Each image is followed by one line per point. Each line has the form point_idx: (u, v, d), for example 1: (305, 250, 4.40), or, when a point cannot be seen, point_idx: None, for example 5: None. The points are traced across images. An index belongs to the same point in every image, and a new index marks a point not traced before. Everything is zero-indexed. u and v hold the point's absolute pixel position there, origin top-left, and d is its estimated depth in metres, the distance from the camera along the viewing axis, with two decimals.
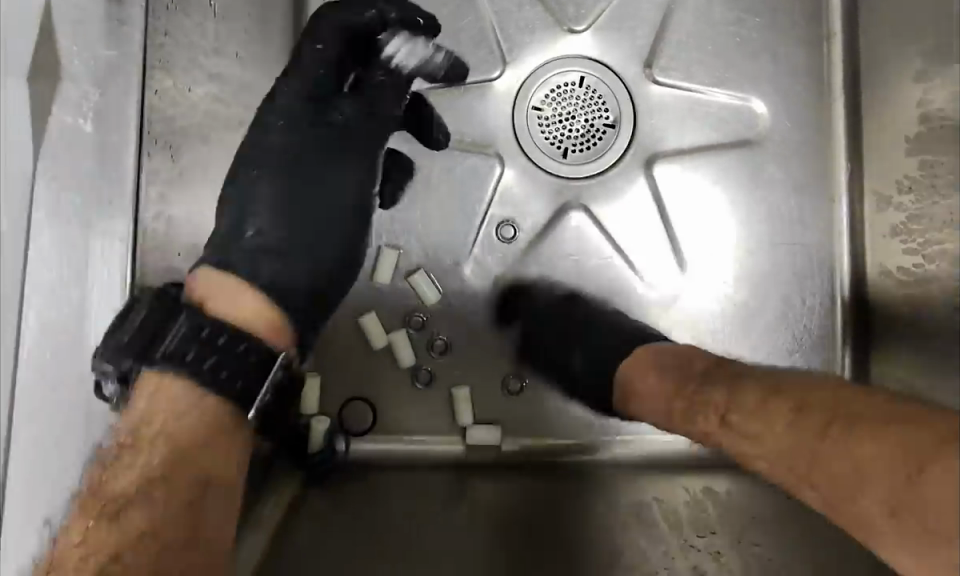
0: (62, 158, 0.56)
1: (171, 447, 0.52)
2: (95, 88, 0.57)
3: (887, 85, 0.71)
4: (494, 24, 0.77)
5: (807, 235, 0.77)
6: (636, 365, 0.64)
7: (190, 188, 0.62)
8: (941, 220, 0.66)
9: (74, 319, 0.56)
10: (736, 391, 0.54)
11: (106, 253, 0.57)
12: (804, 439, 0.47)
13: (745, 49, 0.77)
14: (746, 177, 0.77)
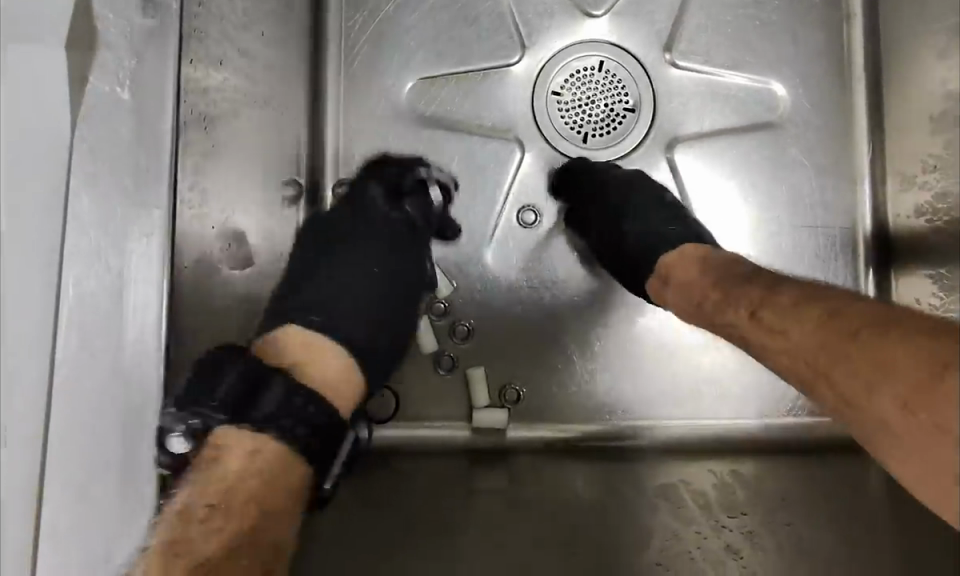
0: (96, 125, 0.48)
1: (237, 489, 0.47)
2: (132, 55, 0.50)
3: (912, 66, 0.70)
4: (512, 9, 0.76)
5: (829, 218, 0.76)
6: (681, 262, 0.62)
7: (222, 163, 0.63)
8: None
9: (112, 304, 0.48)
10: (775, 294, 0.53)
11: (145, 249, 0.49)
12: (831, 337, 0.46)
13: (766, 32, 0.76)
14: (768, 159, 0.76)
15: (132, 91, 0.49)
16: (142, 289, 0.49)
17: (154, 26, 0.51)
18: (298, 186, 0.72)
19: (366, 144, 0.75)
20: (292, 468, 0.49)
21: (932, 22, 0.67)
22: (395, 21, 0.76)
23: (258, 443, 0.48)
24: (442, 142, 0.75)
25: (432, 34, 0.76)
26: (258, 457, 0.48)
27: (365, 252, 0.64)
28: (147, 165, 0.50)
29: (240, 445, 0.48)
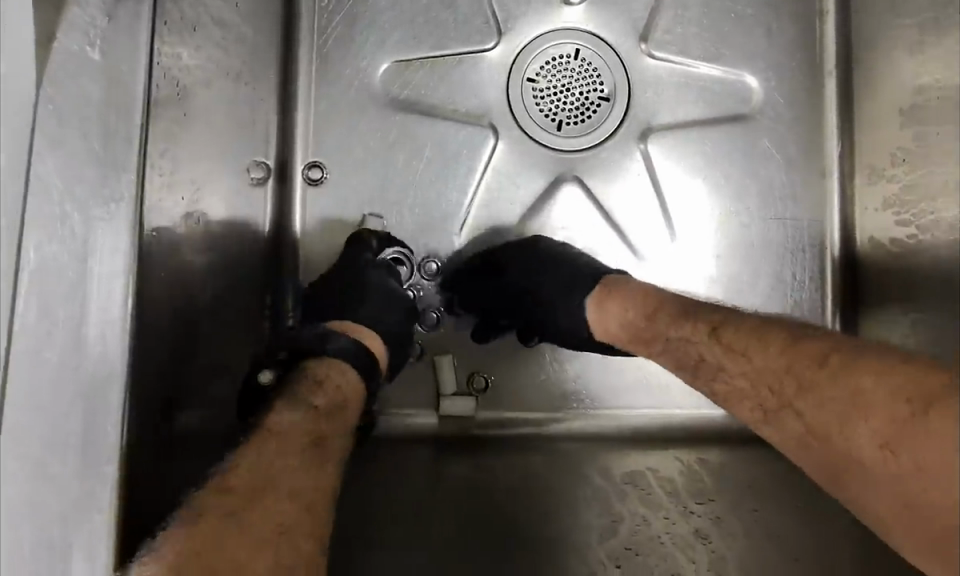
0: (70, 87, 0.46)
1: (336, 404, 0.59)
2: (104, 15, 0.47)
3: (884, 60, 0.71)
4: None
5: (798, 210, 0.77)
6: (629, 287, 0.66)
7: (195, 131, 0.61)
8: (937, 190, 0.65)
9: (76, 270, 0.45)
10: (734, 316, 0.57)
11: (111, 221, 0.46)
12: (799, 364, 0.49)
13: (742, 26, 0.77)
14: (742, 152, 0.76)
15: (103, 51, 0.47)
16: (108, 260, 0.46)
17: None
18: (268, 169, 0.72)
19: (337, 126, 0.74)
20: (356, 398, 0.61)
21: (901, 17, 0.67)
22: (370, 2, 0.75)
23: (355, 384, 0.61)
24: (417, 128, 0.74)
25: (408, 17, 0.75)
26: (354, 394, 0.61)
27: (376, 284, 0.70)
28: (117, 128, 0.47)
29: (345, 376, 0.61)
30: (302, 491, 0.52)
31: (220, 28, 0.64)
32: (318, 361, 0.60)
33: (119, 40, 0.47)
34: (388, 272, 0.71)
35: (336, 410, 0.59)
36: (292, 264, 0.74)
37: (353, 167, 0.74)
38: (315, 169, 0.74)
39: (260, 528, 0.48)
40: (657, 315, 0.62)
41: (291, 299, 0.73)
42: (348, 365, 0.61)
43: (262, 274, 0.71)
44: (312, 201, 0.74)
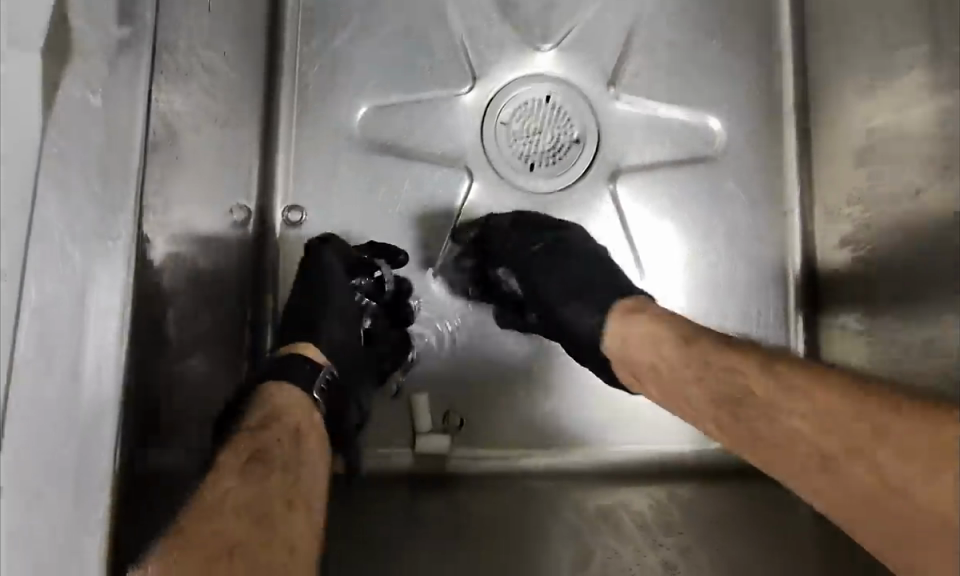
0: (74, 133, 0.47)
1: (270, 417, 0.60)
2: (104, 62, 0.49)
3: (840, 104, 0.75)
4: (464, 41, 0.79)
5: (762, 249, 0.80)
6: (645, 305, 0.64)
7: (183, 172, 0.63)
8: (890, 228, 0.68)
9: (73, 308, 0.46)
10: (753, 347, 0.56)
11: (106, 259, 0.48)
12: (836, 397, 0.49)
13: (705, 72, 0.81)
14: (706, 192, 0.80)
15: (104, 97, 0.48)
16: (107, 296, 0.47)
17: (129, 36, 0.50)
18: (250, 211, 0.73)
19: (318, 168, 0.76)
20: (302, 411, 0.62)
21: (856, 63, 0.71)
22: (350, 49, 0.78)
23: (301, 403, 0.62)
24: (395, 170, 0.77)
25: (386, 63, 0.78)
26: (307, 410, 0.62)
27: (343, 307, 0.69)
28: (117, 171, 0.48)
29: (291, 394, 0.62)
30: (247, 504, 0.55)
31: (209, 75, 0.66)
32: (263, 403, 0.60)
33: (119, 89, 0.49)
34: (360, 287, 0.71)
35: (281, 427, 0.60)
36: (271, 304, 0.76)
37: (331, 208, 0.76)
38: (294, 211, 0.76)
39: (208, 548, 0.51)
40: (658, 368, 0.60)
41: (269, 339, 0.75)
42: (292, 384, 0.62)
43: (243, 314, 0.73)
44: (290, 242, 0.76)
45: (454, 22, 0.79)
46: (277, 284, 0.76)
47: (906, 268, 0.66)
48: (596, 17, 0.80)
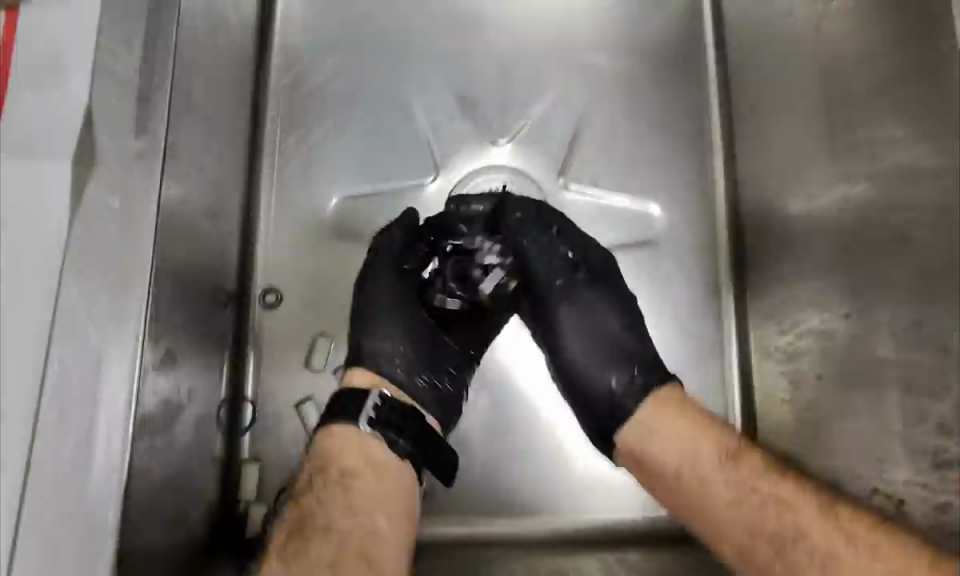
0: (92, 229, 0.50)
1: (318, 471, 0.66)
2: (120, 168, 0.52)
3: (764, 194, 0.83)
4: (428, 136, 0.87)
5: (703, 326, 0.86)
6: (682, 406, 0.67)
7: (199, 258, 0.65)
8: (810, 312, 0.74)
9: (86, 386, 0.48)
10: (768, 463, 0.63)
11: (117, 343, 0.49)
12: (846, 536, 0.57)
13: (645, 161, 0.89)
14: (649, 272, 0.87)
15: (122, 198, 0.51)
16: (120, 372, 0.49)
17: (146, 147, 0.53)
18: (230, 296, 0.80)
19: (293, 252, 0.83)
20: (345, 447, 0.67)
21: (771, 150, 0.81)
22: (325, 144, 0.86)
23: (347, 437, 0.67)
24: (364, 253, 0.83)
25: (358, 155, 0.86)
26: (362, 448, 0.67)
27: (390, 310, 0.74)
28: (130, 261, 0.51)
29: (344, 437, 0.67)
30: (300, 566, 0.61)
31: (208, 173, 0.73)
32: (321, 441, 0.68)
33: (135, 184, 0.52)
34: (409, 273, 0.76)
35: (326, 474, 0.66)
36: (248, 382, 0.80)
37: (306, 289, 0.82)
38: (270, 294, 0.82)
39: None
40: (681, 474, 0.65)
41: (247, 416, 0.79)
42: (344, 425, 0.67)
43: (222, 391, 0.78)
44: (266, 322, 0.82)
45: (419, 119, 0.88)
46: (255, 361, 0.80)
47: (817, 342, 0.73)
48: (545, 114, 0.90)
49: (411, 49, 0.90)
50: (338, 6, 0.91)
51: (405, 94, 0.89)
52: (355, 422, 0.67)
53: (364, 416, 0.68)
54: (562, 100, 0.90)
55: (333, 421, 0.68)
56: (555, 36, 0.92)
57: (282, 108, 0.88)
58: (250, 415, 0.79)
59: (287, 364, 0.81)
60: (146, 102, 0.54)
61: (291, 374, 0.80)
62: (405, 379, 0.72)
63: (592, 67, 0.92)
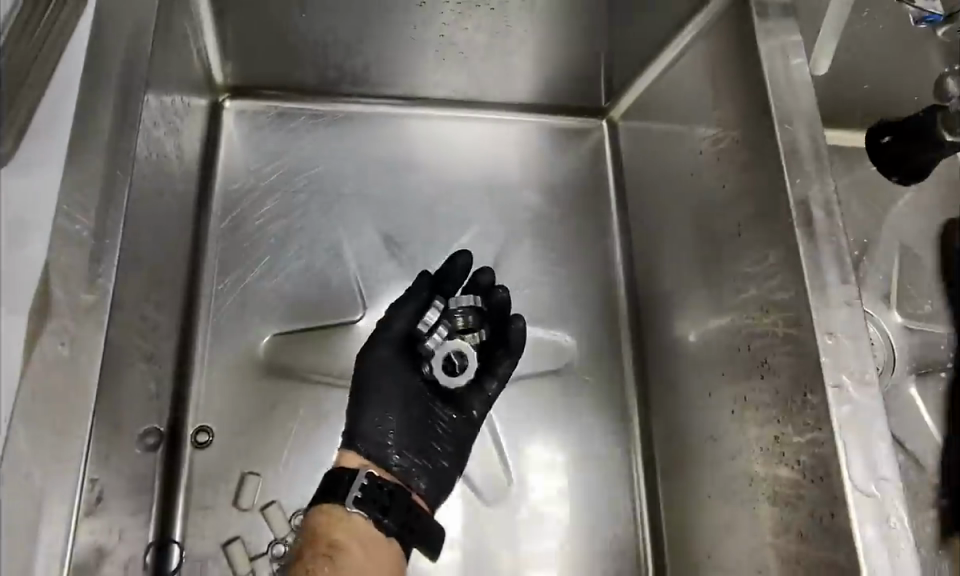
0: (42, 377, 0.54)
1: (315, 539, 0.72)
2: (71, 320, 0.56)
3: (659, 323, 0.92)
4: (357, 275, 0.95)
5: (609, 449, 0.93)
6: None
7: (135, 400, 0.69)
8: (699, 430, 0.82)
9: (28, 527, 0.51)
10: None
11: (57, 485, 0.52)
12: None
13: (555, 296, 0.99)
14: (561, 400, 0.94)
15: (71, 344, 0.56)
16: (58, 508, 0.52)
17: (93, 301, 0.57)
18: (162, 435, 0.83)
19: (226, 388, 0.88)
20: (341, 522, 0.73)
21: (662, 282, 0.91)
22: (261, 283, 0.93)
23: (343, 514, 0.73)
24: (295, 388, 0.89)
25: (291, 293, 0.93)
26: (350, 528, 0.72)
27: (387, 392, 0.82)
28: (74, 403, 0.54)
29: (335, 516, 0.73)
30: None
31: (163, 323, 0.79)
32: (320, 513, 0.74)
33: (85, 334, 0.56)
34: (402, 368, 0.83)
35: (315, 548, 0.71)
36: (177, 523, 0.83)
37: (237, 425, 0.87)
38: (202, 433, 0.86)
39: None
40: None
41: (174, 559, 0.81)
42: (336, 505, 0.73)
43: (149, 534, 0.81)
44: (197, 460, 0.85)
45: (349, 260, 0.96)
46: (184, 500, 0.83)
47: (702, 460, 0.81)
48: None
49: (342, 196, 0.99)
50: (275, 157, 1.00)
51: (336, 237, 0.97)
52: (344, 502, 0.73)
53: (352, 496, 0.73)
54: (479, 241, 0.99)
55: (326, 501, 0.74)
56: (473, 183, 1.02)
57: (221, 247, 0.94)
58: (177, 558, 0.82)
59: (217, 502, 0.84)
60: (98, 261, 0.58)
61: (219, 511, 0.84)
62: (411, 453, 0.80)
63: (507, 211, 1.02)
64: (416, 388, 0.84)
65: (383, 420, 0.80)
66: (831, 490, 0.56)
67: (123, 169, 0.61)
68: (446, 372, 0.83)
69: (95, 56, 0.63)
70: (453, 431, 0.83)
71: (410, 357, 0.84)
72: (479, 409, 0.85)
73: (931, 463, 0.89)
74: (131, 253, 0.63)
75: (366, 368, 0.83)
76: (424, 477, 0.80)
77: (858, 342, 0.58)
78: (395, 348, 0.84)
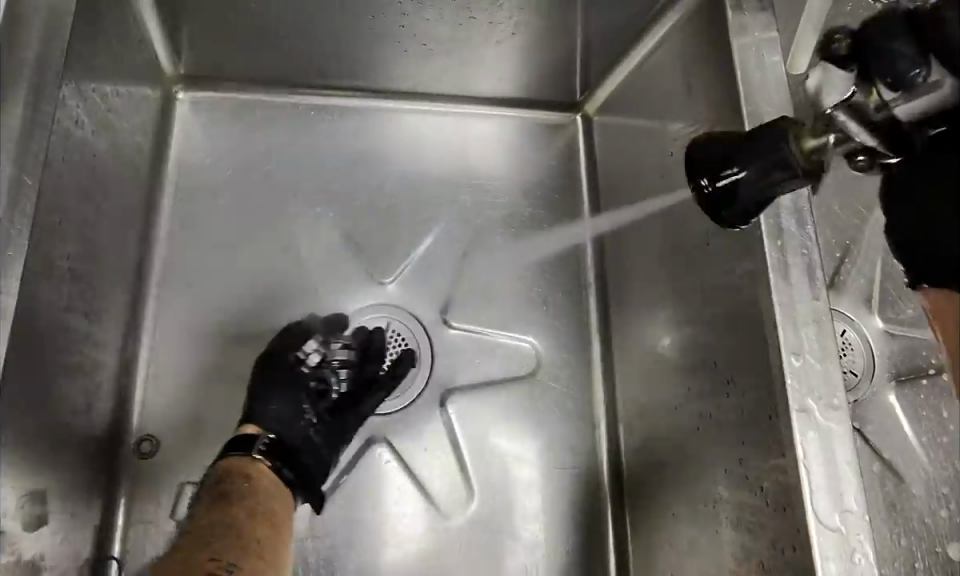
0: None
1: (232, 473, 0.72)
2: None
3: (629, 329, 0.88)
4: (315, 277, 0.92)
5: (577, 457, 0.90)
6: None
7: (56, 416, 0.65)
8: (665, 442, 0.78)
9: None
10: None
11: None
12: None
13: (522, 297, 0.95)
14: (525, 407, 0.90)
15: None
16: None
17: None
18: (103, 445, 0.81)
19: (172, 394, 0.86)
20: (253, 465, 0.73)
21: (632, 285, 0.87)
22: (213, 284, 0.90)
23: (251, 460, 0.74)
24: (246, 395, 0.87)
25: (244, 296, 0.90)
26: (260, 468, 0.74)
27: (275, 391, 0.81)
28: None
29: (244, 460, 0.73)
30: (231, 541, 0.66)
31: (90, 332, 0.74)
32: (219, 464, 0.73)
33: None
34: (288, 373, 0.82)
35: (235, 479, 0.71)
36: (116, 536, 0.80)
37: (182, 434, 0.85)
38: (145, 442, 0.84)
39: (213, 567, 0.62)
40: None
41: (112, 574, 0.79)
42: (241, 453, 0.74)
43: (87, 550, 0.77)
44: (141, 470, 0.83)
45: (307, 261, 0.92)
46: (125, 513, 0.81)
47: (667, 472, 0.78)
48: (427, 254, 0.95)
49: (302, 194, 0.95)
50: (230, 151, 0.95)
51: (293, 237, 0.93)
52: (250, 453, 0.74)
53: (257, 447, 0.75)
54: (443, 241, 0.96)
55: (225, 453, 0.74)
56: (440, 179, 0.98)
57: (172, 248, 0.90)
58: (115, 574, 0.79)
59: (159, 514, 0.82)
60: None
61: (163, 524, 0.82)
62: (295, 437, 0.79)
63: (475, 209, 0.97)
64: (302, 392, 0.82)
65: (272, 408, 0.80)
66: (793, 522, 0.53)
67: (30, 172, 0.55)
68: (319, 390, 0.84)
69: (7, 43, 0.57)
70: (333, 430, 0.83)
71: (291, 370, 0.82)
72: (353, 423, 0.85)
73: (908, 473, 0.86)
74: (31, 268, 0.59)
75: (263, 369, 0.83)
76: (310, 454, 0.79)
77: (828, 362, 0.54)
78: (284, 356, 0.83)
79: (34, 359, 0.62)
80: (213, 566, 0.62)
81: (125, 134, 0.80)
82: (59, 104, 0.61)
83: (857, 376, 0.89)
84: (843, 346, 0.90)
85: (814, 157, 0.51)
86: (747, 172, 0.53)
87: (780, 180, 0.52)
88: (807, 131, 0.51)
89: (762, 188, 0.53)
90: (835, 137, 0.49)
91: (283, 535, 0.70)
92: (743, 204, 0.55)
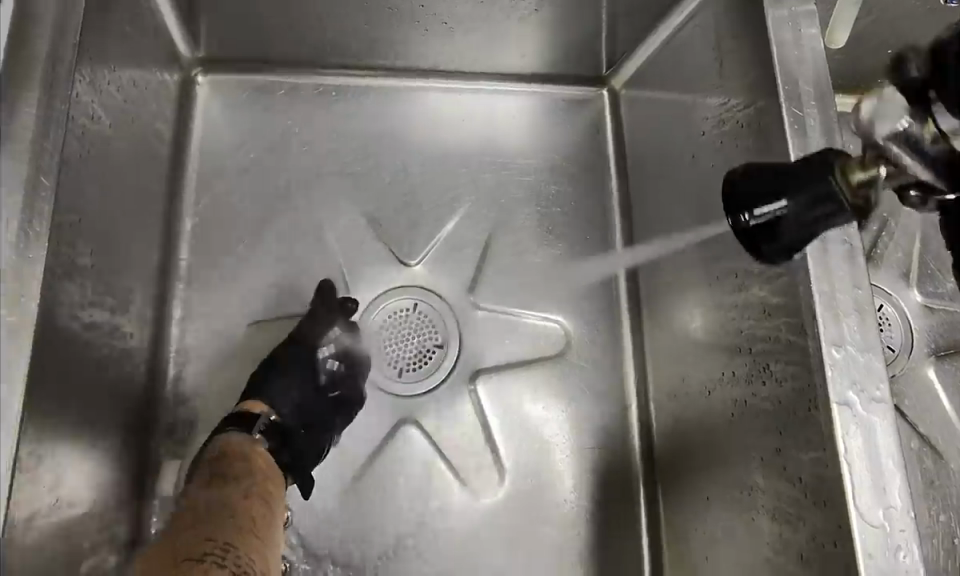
0: None
1: (226, 454, 0.70)
2: None
3: (659, 307, 0.87)
4: (341, 260, 0.91)
5: (606, 437, 0.89)
6: None
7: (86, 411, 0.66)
8: (697, 425, 0.77)
9: None
10: None
11: None
12: None
13: (548, 275, 0.93)
14: (554, 387, 0.89)
15: None
16: None
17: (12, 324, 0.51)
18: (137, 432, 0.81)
19: (202, 379, 0.86)
20: (250, 446, 0.72)
21: (661, 263, 0.85)
22: (238, 270, 0.90)
23: (248, 441, 0.72)
24: None
25: (270, 281, 0.90)
26: (256, 451, 0.72)
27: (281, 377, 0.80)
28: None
29: (242, 442, 0.72)
30: (224, 520, 0.64)
31: (116, 324, 0.75)
32: (219, 437, 0.72)
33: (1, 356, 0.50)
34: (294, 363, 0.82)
35: (230, 460, 0.70)
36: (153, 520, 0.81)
37: (214, 419, 0.85)
38: (177, 427, 0.85)
39: (207, 547, 0.60)
40: None
41: None
42: (240, 432, 0.73)
43: (125, 534, 0.78)
44: (174, 454, 0.84)
45: (331, 244, 0.91)
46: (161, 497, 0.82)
47: (701, 453, 0.77)
48: (452, 234, 0.94)
49: (324, 175, 0.94)
50: (251, 133, 0.94)
51: (317, 221, 0.92)
52: (251, 431, 0.74)
53: (258, 427, 0.74)
54: (468, 221, 0.94)
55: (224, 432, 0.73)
56: (464, 157, 0.96)
57: (197, 234, 0.90)
58: None
59: None
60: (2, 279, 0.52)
61: None
62: (291, 422, 0.78)
63: (499, 187, 0.96)
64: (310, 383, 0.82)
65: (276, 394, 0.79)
66: (835, 516, 0.52)
67: (47, 172, 0.54)
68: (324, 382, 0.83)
69: (17, 42, 0.56)
70: (328, 419, 0.82)
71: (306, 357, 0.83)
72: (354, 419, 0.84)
73: (948, 449, 0.83)
74: (50, 265, 0.59)
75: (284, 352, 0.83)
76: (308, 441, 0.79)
77: (868, 352, 0.53)
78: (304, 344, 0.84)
79: (62, 356, 0.63)
80: (209, 546, 0.60)
81: (143, 124, 0.79)
82: (73, 102, 0.61)
83: (895, 351, 0.86)
84: (880, 320, 0.87)
85: (863, 192, 0.46)
86: (792, 208, 0.47)
87: (827, 217, 0.47)
88: (852, 163, 0.46)
89: (805, 226, 0.47)
90: (884, 169, 0.44)
91: (274, 520, 0.69)
92: (788, 242, 0.49)
